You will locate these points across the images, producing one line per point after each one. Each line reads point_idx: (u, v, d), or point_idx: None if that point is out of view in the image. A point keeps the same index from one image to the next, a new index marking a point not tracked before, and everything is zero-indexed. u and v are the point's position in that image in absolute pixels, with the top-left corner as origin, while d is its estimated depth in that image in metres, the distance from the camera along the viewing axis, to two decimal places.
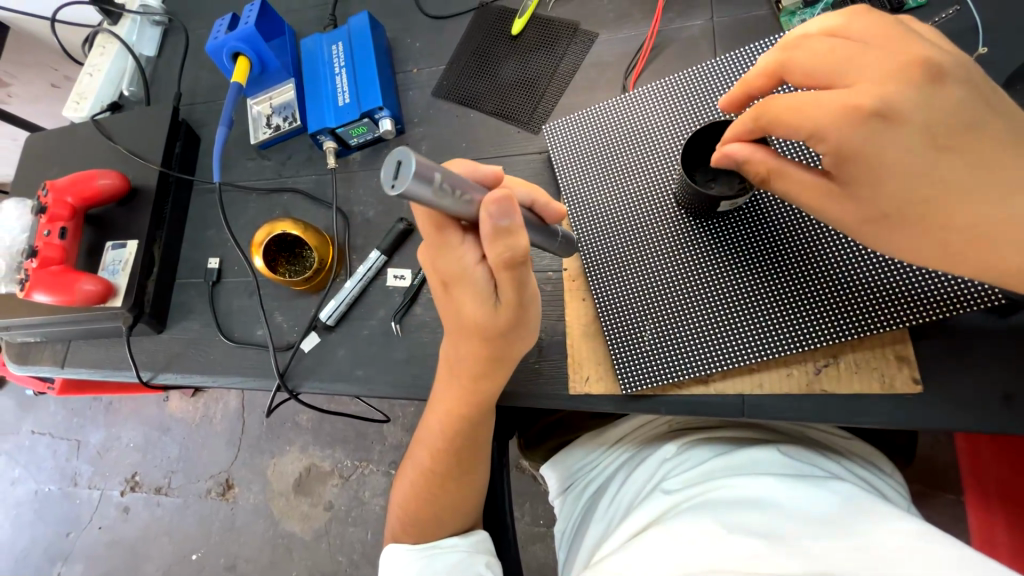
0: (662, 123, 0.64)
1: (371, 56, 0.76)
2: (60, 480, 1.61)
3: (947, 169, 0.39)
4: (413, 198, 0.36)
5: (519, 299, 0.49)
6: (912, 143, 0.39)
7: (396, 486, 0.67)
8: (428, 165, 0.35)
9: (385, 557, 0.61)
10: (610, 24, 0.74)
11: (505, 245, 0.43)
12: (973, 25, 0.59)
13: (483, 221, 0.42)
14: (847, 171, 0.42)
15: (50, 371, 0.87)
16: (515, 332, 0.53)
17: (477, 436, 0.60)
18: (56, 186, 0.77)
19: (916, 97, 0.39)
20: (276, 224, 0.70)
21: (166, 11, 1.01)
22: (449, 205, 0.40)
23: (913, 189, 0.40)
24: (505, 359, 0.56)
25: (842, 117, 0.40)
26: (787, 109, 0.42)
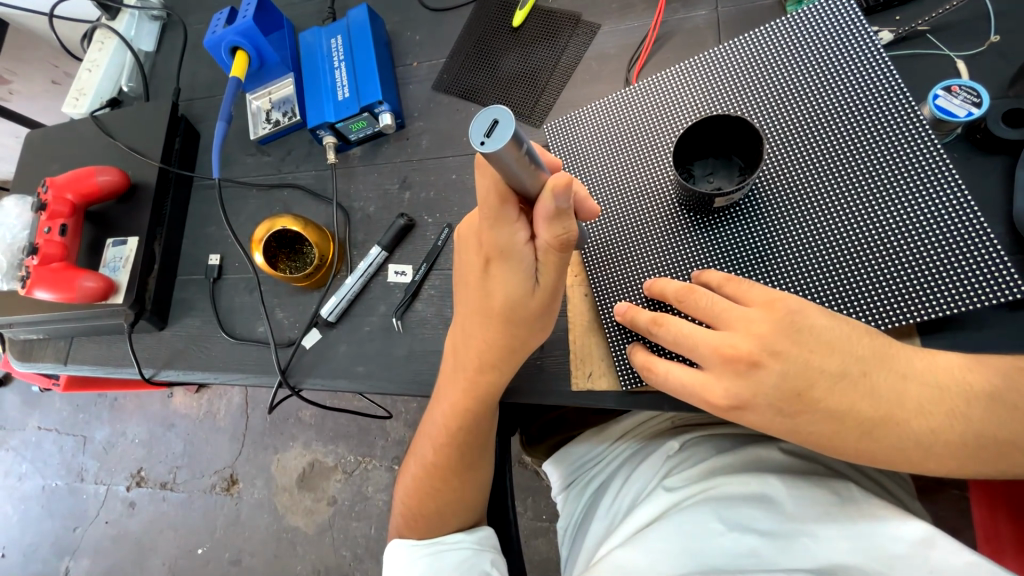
0: (664, 115, 0.63)
1: (370, 50, 0.75)
2: (67, 475, 1.62)
3: (857, 408, 0.44)
4: (495, 160, 0.36)
5: (557, 285, 0.51)
6: (836, 412, 0.44)
7: (398, 485, 0.67)
8: (521, 132, 0.35)
9: (388, 556, 0.61)
10: (612, 15, 0.73)
11: (562, 227, 0.45)
12: (985, 12, 0.58)
13: (548, 200, 0.42)
14: (783, 392, 0.45)
15: (53, 367, 0.87)
16: (542, 322, 0.54)
17: (478, 434, 0.60)
18: (56, 183, 0.78)
19: (822, 350, 0.45)
20: (276, 220, 0.69)
21: (164, 6, 1.00)
22: (524, 174, 0.39)
23: (841, 393, 0.44)
24: (509, 358, 0.56)
25: (756, 369, 0.45)
26: (673, 382, 0.50)
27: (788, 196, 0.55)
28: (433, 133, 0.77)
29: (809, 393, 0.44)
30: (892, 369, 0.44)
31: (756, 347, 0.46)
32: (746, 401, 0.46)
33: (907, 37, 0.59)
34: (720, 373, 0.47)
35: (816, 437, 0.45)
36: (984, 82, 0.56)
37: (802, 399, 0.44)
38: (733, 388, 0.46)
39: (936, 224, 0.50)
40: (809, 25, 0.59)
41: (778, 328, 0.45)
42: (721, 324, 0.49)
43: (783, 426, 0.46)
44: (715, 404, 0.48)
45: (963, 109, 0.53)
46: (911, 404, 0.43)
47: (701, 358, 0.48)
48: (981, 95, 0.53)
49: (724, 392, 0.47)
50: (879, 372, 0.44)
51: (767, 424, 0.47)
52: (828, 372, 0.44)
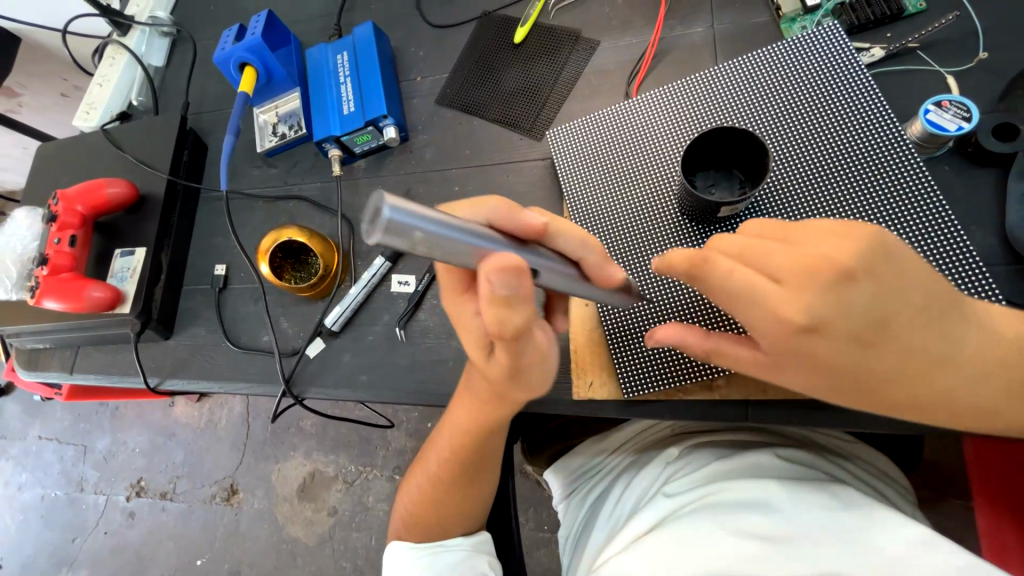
0: (666, 129, 0.64)
1: (375, 65, 0.77)
2: (67, 485, 1.62)
3: (930, 346, 0.39)
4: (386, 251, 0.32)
5: (516, 362, 0.43)
6: (908, 346, 0.39)
7: (401, 492, 0.68)
8: (405, 219, 0.31)
9: (387, 557, 0.62)
10: (611, 32, 0.75)
11: (503, 316, 0.36)
12: (974, 29, 0.59)
13: (480, 284, 0.34)
14: (872, 318, 0.37)
15: (59, 376, 0.88)
16: (518, 386, 0.48)
17: (483, 452, 0.59)
18: (67, 195, 0.79)
19: (917, 282, 0.38)
20: (282, 231, 0.71)
21: (174, 23, 1.02)
22: (446, 256, 0.34)
23: (922, 328, 0.39)
24: (501, 404, 0.53)
25: (850, 289, 0.37)
26: (724, 301, 0.41)
27: (789, 208, 0.56)
28: (436, 146, 0.78)
29: (892, 320, 0.38)
30: (960, 312, 0.40)
31: (854, 260, 0.37)
32: (825, 323, 0.37)
33: (898, 53, 0.61)
34: (800, 287, 0.38)
35: (874, 373, 0.39)
36: (974, 97, 0.58)
37: (879, 326, 0.38)
38: (820, 304, 0.37)
39: (931, 235, 0.51)
40: (804, 44, 0.61)
41: (871, 259, 0.37)
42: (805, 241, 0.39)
43: (848, 361, 0.39)
44: (784, 326, 0.38)
45: (954, 123, 0.54)
46: (973, 349, 0.40)
47: (776, 268, 0.39)
48: (971, 109, 0.54)
49: (803, 309, 0.37)
50: (952, 316, 0.40)
51: (833, 356, 0.39)
52: (909, 310, 0.38)
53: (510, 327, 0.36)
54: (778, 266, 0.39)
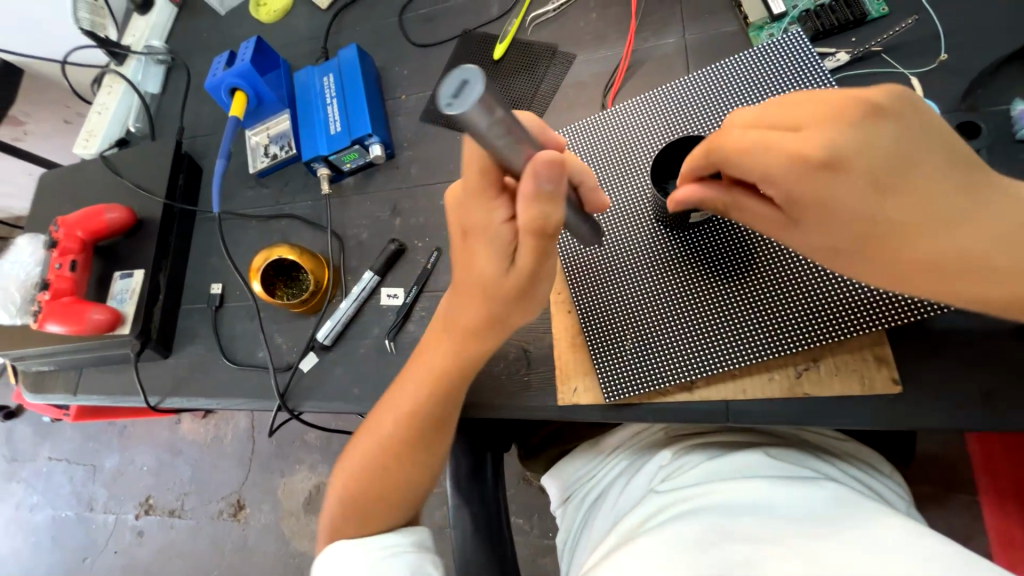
0: (641, 137, 0.66)
1: (360, 86, 0.80)
2: (77, 504, 1.64)
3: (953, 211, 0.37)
4: (463, 120, 0.34)
5: (533, 269, 0.49)
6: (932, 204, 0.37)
7: (334, 474, 0.63)
8: (487, 96, 0.33)
9: (327, 557, 0.57)
10: (587, 45, 0.77)
11: (542, 212, 0.43)
12: (935, 31, 0.61)
13: (527, 178, 0.40)
14: (895, 160, 0.36)
15: (63, 398, 0.91)
16: (522, 300, 0.53)
17: (442, 419, 0.60)
18: (67, 222, 0.82)
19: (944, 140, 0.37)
20: (273, 249, 0.73)
21: (169, 51, 1.06)
22: (501, 145, 0.38)
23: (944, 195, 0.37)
24: (496, 329, 0.55)
25: (872, 126, 0.36)
26: (737, 150, 0.41)
27: None
28: (422, 161, 0.81)
29: (912, 167, 0.37)
30: (982, 202, 0.38)
31: (875, 100, 0.36)
32: (840, 158, 0.36)
33: (863, 57, 0.62)
34: (821, 125, 0.37)
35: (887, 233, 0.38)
36: (937, 97, 0.59)
37: (897, 175, 0.37)
38: (841, 135, 0.36)
39: None
40: (767, 51, 0.62)
41: (885, 137, 0.36)
42: (814, 98, 0.38)
43: (863, 209, 0.38)
44: (796, 158, 0.37)
45: None
46: (996, 226, 0.38)
47: (795, 120, 0.39)
48: None
49: (822, 145, 0.37)
50: (973, 209, 0.38)
51: (846, 199, 0.38)
52: (926, 179, 0.37)
53: (551, 222, 0.44)
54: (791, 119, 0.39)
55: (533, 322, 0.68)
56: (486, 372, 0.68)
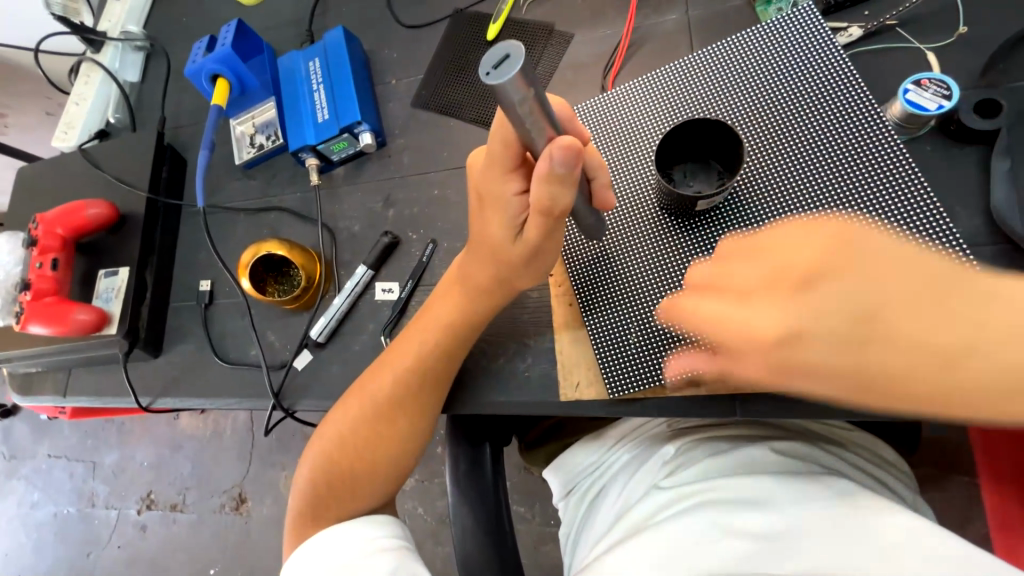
0: (643, 121, 0.63)
1: (348, 71, 0.76)
2: (78, 501, 1.63)
3: (935, 301, 0.33)
4: (498, 94, 0.33)
5: (536, 245, 0.50)
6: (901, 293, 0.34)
7: (314, 437, 0.63)
8: (529, 74, 0.32)
9: (321, 540, 0.54)
10: (585, 24, 0.74)
11: (550, 195, 0.42)
12: (952, 4, 0.58)
13: (542, 161, 0.39)
14: (831, 244, 0.37)
15: (53, 400, 0.88)
16: (521, 271, 0.54)
17: (424, 392, 0.60)
18: (45, 219, 0.79)
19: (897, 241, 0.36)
20: (261, 244, 0.70)
21: (147, 37, 1.01)
22: (524, 125, 0.37)
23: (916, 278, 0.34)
24: (500, 289, 0.57)
25: (831, 326, 0.36)
26: (701, 312, 0.43)
27: (768, 197, 0.55)
28: (414, 149, 0.77)
29: (876, 316, 0.35)
30: (977, 288, 0.33)
31: (812, 252, 0.38)
32: (795, 332, 0.37)
33: (876, 32, 0.59)
34: (775, 298, 0.38)
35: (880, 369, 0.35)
36: (954, 74, 0.56)
37: (860, 306, 0.35)
38: (780, 264, 0.39)
39: (914, 217, 0.50)
40: (776, 27, 0.59)
41: (826, 240, 0.38)
42: (777, 245, 0.40)
43: (843, 365, 0.36)
44: (756, 344, 0.39)
45: (934, 103, 0.53)
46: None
47: (745, 287, 0.41)
48: (951, 87, 0.53)
49: (773, 325, 0.38)
50: (964, 289, 0.33)
51: (816, 375, 0.37)
52: (879, 247, 0.36)
53: (559, 202, 0.43)
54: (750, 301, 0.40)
55: (533, 316, 0.66)
56: (485, 368, 0.66)
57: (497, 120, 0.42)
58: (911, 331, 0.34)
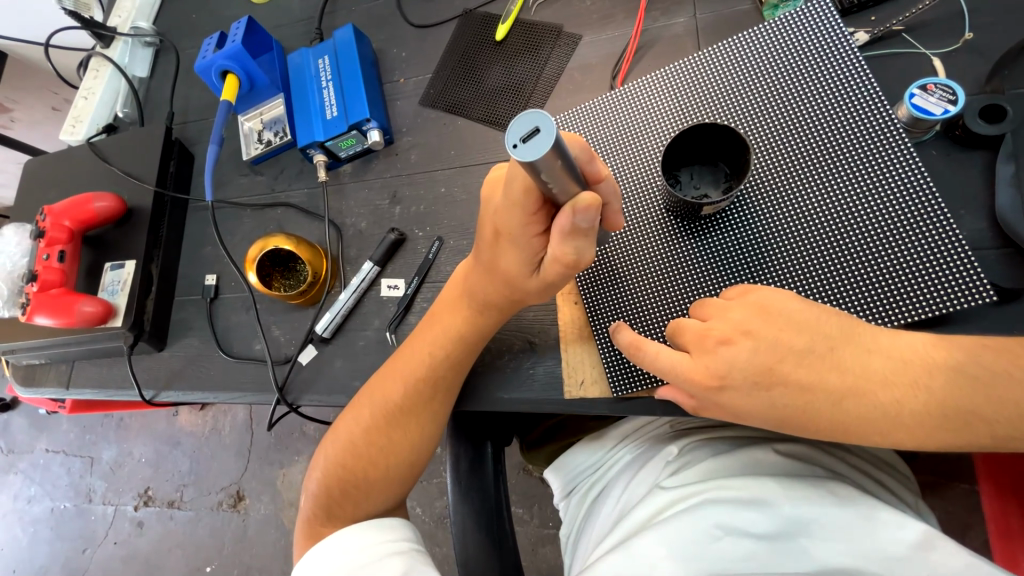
0: (651, 122, 0.63)
1: (357, 69, 0.76)
2: (75, 496, 1.63)
3: (830, 350, 0.44)
4: (527, 166, 0.35)
5: (555, 280, 0.51)
6: (805, 346, 0.45)
7: (325, 439, 0.64)
8: (558, 145, 0.33)
9: (320, 552, 0.54)
10: (593, 25, 0.74)
11: (573, 244, 0.45)
12: (958, 10, 0.59)
13: (566, 215, 0.41)
14: (755, 314, 0.46)
15: (56, 392, 0.89)
16: (536, 297, 0.55)
17: (427, 395, 0.60)
18: (54, 211, 0.79)
19: (801, 302, 0.46)
20: (269, 239, 0.70)
21: (156, 32, 1.02)
22: (549, 184, 0.38)
23: (816, 332, 0.45)
24: (507, 307, 0.57)
25: (749, 373, 0.45)
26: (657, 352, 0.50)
27: (773, 202, 0.55)
28: (421, 147, 0.78)
29: (778, 367, 0.45)
30: (858, 345, 0.44)
31: (732, 320, 0.47)
32: (726, 379, 0.46)
33: (882, 37, 0.60)
34: (699, 355, 0.48)
35: (789, 411, 0.45)
36: (959, 80, 0.57)
37: (770, 359, 0.45)
38: (721, 337, 0.47)
39: (918, 225, 0.50)
40: (789, 31, 0.59)
41: (751, 308, 0.47)
42: (712, 305, 0.50)
43: (757, 403, 0.46)
44: (697, 383, 0.47)
45: (939, 107, 0.53)
46: (875, 375, 0.43)
47: (685, 343, 0.49)
48: (956, 93, 0.53)
49: (708, 371, 0.47)
50: (845, 347, 0.44)
51: (743, 404, 0.46)
52: (788, 309, 0.46)
53: (581, 252, 0.46)
54: (692, 356, 0.48)
55: (538, 315, 0.66)
56: (490, 365, 0.66)
57: (514, 168, 0.42)
58: (811, 371, 0.44)
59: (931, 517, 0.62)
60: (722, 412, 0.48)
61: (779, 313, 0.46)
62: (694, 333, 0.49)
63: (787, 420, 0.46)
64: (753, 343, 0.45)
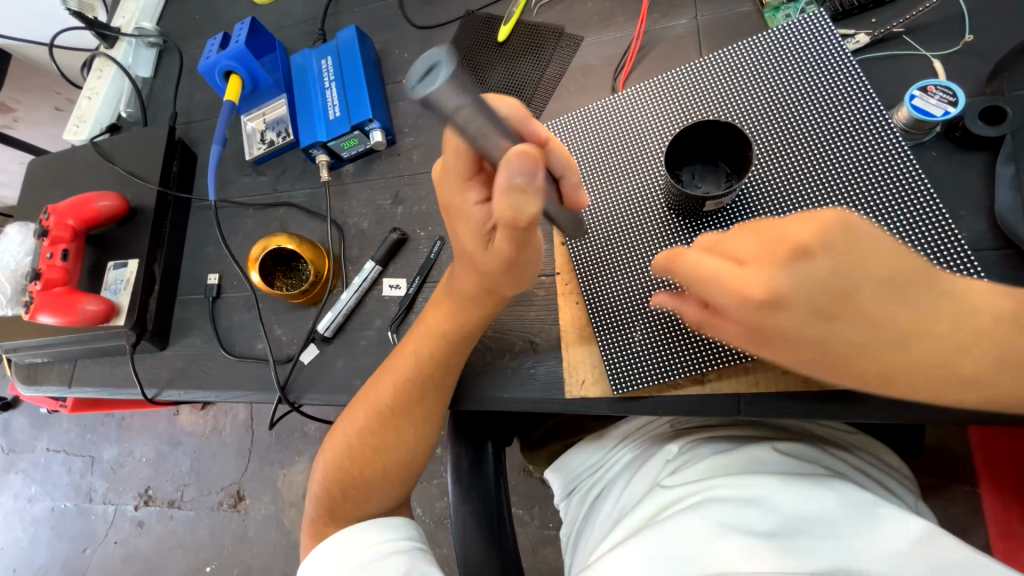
0: (654, 123, 0.63)
1: (360, 70, 0.77)
2: (76, 496, 1.63)
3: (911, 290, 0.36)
4: (436, 109, 0.31)
5: (512, 257, 0.45)
6: (887, 278, 0.35)
7: (326, 442, 0.64)
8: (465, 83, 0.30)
9: (322, 551, 0.54)
10: (595, 27, 0.75)
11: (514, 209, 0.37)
12: (958, 12, 0.59)
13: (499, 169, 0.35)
14: (839, 225, 0.35)
15: (58, 391, 0.89)
16: (504, 284, 0.51)
17: (421, 395, 0.60)
18: (57, 210, 0.79)
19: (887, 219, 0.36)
20: (272, 238, 0.71)
21: (160, 33, 1.02)
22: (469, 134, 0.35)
23: (901, 262, 0.36)
24: (487, 298, 0.54)
25: (818, 296, 0.35)
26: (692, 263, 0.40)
27: (774, 202, 0.55)
28: (424, 147, 0.78)
29: (854, 293, 0.35)
30: (937, 284, 0.37)
31: (815, 237, 0.35)
32: (792, 297, 0.35)
33: (883, 39, 0.60)
34: (757, 270, 0.36)
35: (848, 350, 0.37)
36: (959, 81, 0.57)
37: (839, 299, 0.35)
38: (792, 250, 0.35)
39: (917, 227, 0.51)
40: (791, 34, 0.60)
41: (832, 219, 0.35)
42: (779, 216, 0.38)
43: (816, 333, 0.36)
44: (747, 302, 0.36)
45: (939, 109, 0.54)
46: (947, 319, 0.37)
47: (737, 253, 0.38)
48: (956, 94, 0.53)
49: (764, 285, 0.36)
50: (923, 286, 0.37)
51: (799, 332, 0.37)
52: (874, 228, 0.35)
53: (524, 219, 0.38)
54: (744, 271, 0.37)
55: (539, 315, 0.66)
56: (491, 365, 0.66)
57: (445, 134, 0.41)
58: (886, 306, 0.36)
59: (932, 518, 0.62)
60: (723, 334, 0.42)
61: (865, 230, 0.35)
62: (753, 246, 0.37)
63: (839, 361, 0.37)
64: (830, 266, 0.35)
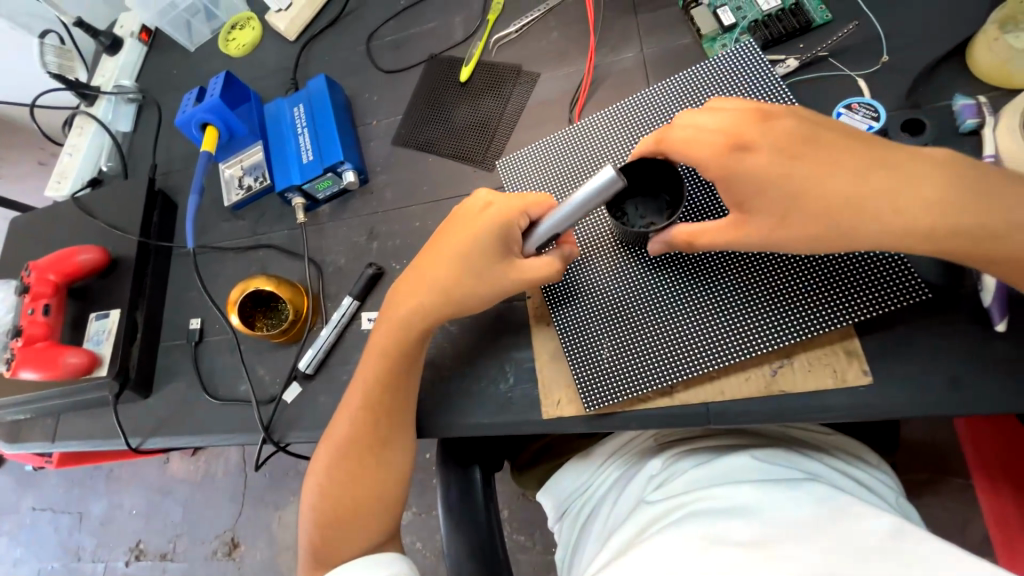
0: (608, 151, 0.67)
1: (330, 115, 0.80)
2: (64, 555, 1.58)
3: (867, 178, 0.46)
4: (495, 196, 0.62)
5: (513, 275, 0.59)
6: (814, 166, 0.47)
7: (307, 483, 0.64)
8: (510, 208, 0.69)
9: None
10: (550, 63, 0.80)
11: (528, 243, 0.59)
12: (875, 35, 0.64)
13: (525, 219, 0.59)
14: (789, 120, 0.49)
15: (42, 447, 0.88)
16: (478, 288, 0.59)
17: (391, 424, 0.62)
18: (38, 266, 0.81)
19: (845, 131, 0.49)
20: (250, 281, 0.73)
21: (139, 89, 1.06)
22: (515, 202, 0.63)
23: (834, 155, 0.47)
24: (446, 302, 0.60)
25: (756, 151, 0.48)
26: (680, 148, 0.52)
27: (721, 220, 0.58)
28: (396, 184, 0.81)
29: (792, 159, 0.47)
30: (876, 169, 0.46)
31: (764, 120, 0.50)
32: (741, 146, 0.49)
33: (811, 62, 0.65)
34: (720, 139, 0.50)
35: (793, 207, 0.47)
36: (883, 97, 0.62)
37: (808, 146, 0.48)
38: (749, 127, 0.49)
39: None
40: (727, 63, 0.64)
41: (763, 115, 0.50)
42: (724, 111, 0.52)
43: (769, 176, 0.48)
44: (718, 153, 0.50)
45: (865, 124, 0.59)
46: (880, 194, 0.45)
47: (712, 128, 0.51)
48: (877, 110, 0.59)
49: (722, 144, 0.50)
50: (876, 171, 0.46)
51: (762, 174, 0.48)
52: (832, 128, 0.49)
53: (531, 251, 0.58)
54: (723, 139, 0.50)
55: (513, 340, 0.68)
56: (469, 391, 0.68)
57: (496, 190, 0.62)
58: (804, 177, 0.47)
59: (913, 514, 0.64)
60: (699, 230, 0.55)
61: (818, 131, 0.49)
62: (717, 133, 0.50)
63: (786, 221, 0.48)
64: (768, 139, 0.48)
